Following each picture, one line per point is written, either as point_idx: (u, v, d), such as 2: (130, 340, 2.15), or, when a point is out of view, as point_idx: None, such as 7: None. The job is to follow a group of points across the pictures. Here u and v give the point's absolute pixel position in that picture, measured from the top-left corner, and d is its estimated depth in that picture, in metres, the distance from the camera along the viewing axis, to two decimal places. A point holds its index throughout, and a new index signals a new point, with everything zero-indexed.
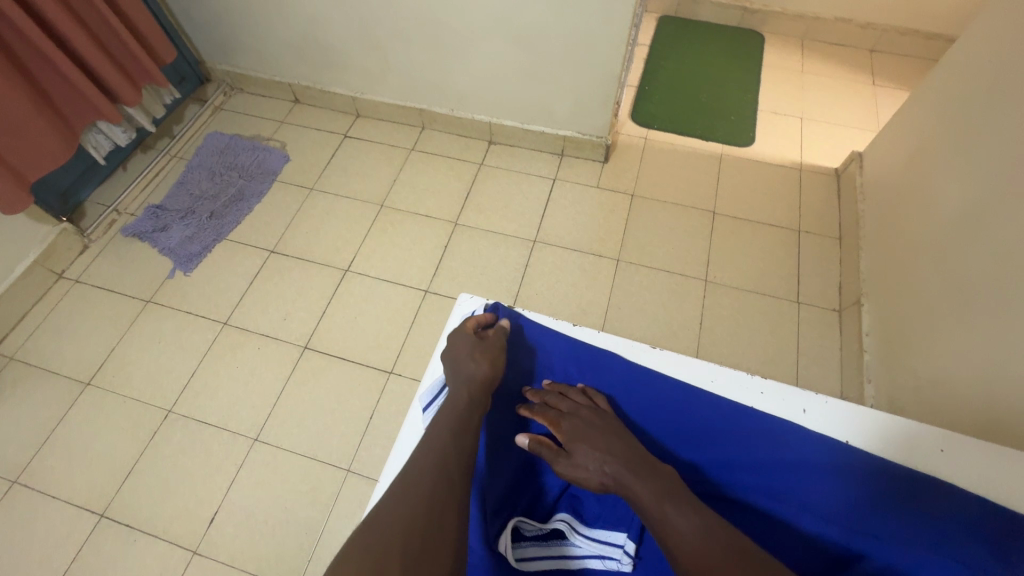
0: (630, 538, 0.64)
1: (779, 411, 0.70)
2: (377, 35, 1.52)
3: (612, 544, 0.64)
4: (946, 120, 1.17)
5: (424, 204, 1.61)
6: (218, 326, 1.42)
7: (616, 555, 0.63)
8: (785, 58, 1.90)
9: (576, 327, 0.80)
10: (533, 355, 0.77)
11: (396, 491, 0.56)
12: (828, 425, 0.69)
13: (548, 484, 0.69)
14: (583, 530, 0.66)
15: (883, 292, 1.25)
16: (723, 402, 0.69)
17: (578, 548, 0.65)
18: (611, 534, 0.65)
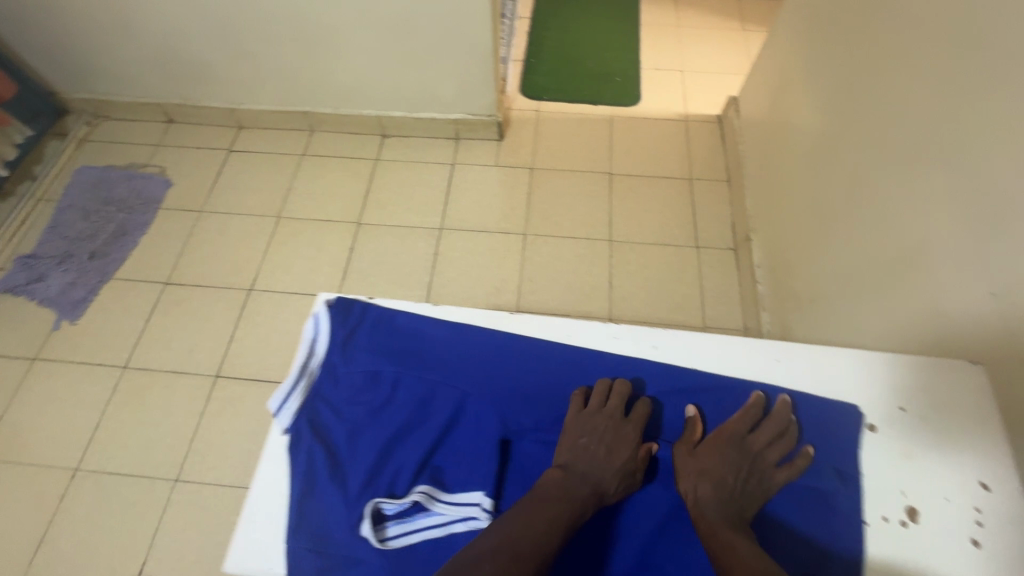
0: (487, 494, 0.60)
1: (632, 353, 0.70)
2: (240, 41, 1.44)
3: (471, 503, 0.60)
4: (798, 55, 1.23)
5: (323, 209, 1.56)
6: (118, 371, 1.33)
7: (476, 514, 0.60)
8: (661, 14, 1.96)
9: (436, 307, 0.74)
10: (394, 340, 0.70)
11: None
12: (675, 356, 0.69)
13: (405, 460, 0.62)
14: (443, 496, 0.61)
15: (767, 225, 1.33)
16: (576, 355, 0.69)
17: (439, 515, 0.60)
18: (469, 493, 0.61)
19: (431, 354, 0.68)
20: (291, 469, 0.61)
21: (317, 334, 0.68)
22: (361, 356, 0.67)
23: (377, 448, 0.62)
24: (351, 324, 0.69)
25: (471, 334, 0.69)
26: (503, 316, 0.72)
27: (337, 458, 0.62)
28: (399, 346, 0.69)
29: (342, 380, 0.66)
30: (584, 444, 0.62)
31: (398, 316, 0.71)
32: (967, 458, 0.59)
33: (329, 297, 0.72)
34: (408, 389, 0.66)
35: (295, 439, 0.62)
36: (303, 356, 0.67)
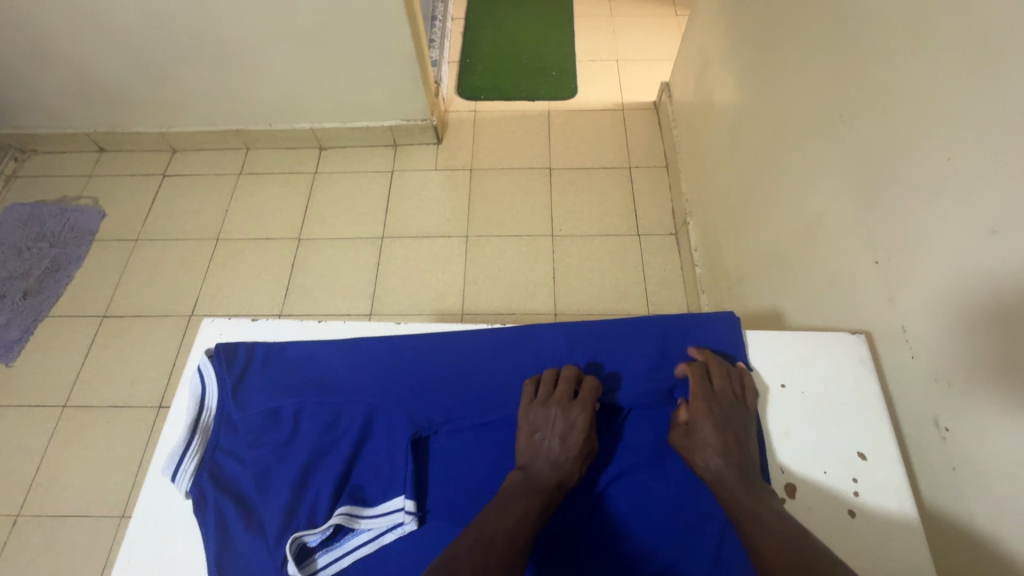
0: (408, 496, 0.54)
1: (528, 352, 0.65)
2: (157, 63, 1.41)
3: (394, 510, 0.54)
4: (715, 36, 1.24)
5: (262, 227, 1.54)
6: (58, 410, 1.30)
7: (402, 519, 0.54)
8: (595, 5, 1.96)
9: (321, 325, 0.66)
10: (285, 370, 0.61)
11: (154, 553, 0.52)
12: (570, 352, 0.65)
13: (320, 491, 0.54)
14: (365, 512, 0.54)
15: (700, 208, 1.33)
16: (471, 357, 0.63)
17: (366, 532, 0.54)
18: (389, 503, 0.55)
19: (334, 371, 0.61)
20: (199, 534, 0.51)
21: (202, 386, 0.59)
22: (255, 390, 0.59)
23: (289, 483, 0.53)
24: (232, 369, 0.60)
25: (369, 343, 0.63)
26: (396, 323, 0.67)
27: (250, 507, 0.53)
28: (294, 371, 0.61)
29: (240, 422, 0.57)
30: (537, 438, 0.58)
31: (280, 345, 0.63)
32: (855, 425, 0.59)
33: (209, 347, 0.63)
34: (313, 409, 0.58)
35: (199, 501, 0.52)
36: (190, 412, 0.57)
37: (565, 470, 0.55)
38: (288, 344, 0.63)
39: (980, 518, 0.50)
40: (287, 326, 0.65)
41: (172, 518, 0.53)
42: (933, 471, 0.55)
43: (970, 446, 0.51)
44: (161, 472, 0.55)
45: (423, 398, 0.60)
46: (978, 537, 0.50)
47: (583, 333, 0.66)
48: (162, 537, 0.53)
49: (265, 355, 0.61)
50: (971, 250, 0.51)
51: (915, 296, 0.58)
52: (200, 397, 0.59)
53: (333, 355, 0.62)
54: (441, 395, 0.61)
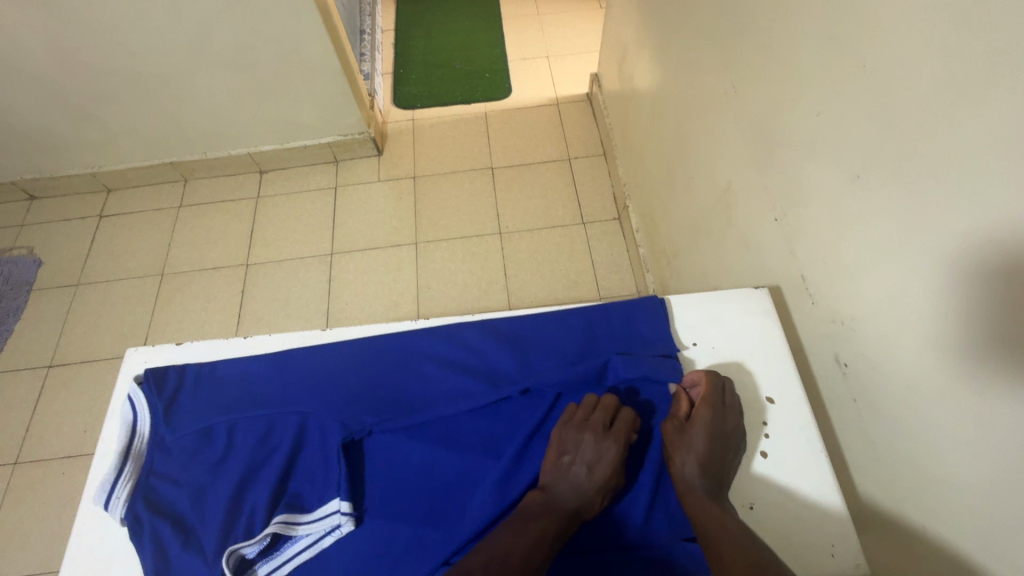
0: (343, 497, 0.55)
1: (457, 343, 0.66)
2: (77, 102, 1.37)
3: (330, 513, 0.55)
4: (629, 23, 1.28)
5: (209, 257, 1.52)
6: (9, 469, 1.25)
7: (338, 521, 0.55)
8: (521, 5, 2.00)
9: (249, 341, 0.66)
10: (215, 389, 0.61)
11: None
12: (498, 339, 0.67)
13: (258, 502, 0.54)
14: (302, 518, 0.55)
15: (636, 191, 1.37)
16: (401, 355, 0.65)
17: (304, 538, 0.55)
18: (325, 505, 0.56)
19: (266, 385, 0.62)
20: (137, 559, 0.51)
21: (132, 415, 0.59)
22: (187, 413, 0.59)
23: (225, 499, 0.53)
24: (161, 394, 0.59)
25: (298, 354, 0.64)
26: (323, 330, 0.68)
27: (189, 526, 0.53)
28: (224, 391, 0.61)
29: (173, 446, 0.57)
30: (567, 463, 0.58)
31: (209, 365, 0.63)
32: (769, 373, 0.62)
33: (137, 373, 0.63)
34: (247, 424, 0.59)
35: (135, 528, 0.52)
36: (120, 441, 0.57)
37: (588, 497, 0.55)
38: (217, 363, 0.63)
39: (880, 442, 0.54)
40: (215, 346, 0.66)
41: (108, 547, 0.53)
42: (840, 406, 0.59)
43: (865, 377, 0.55)
44: (94, 503, 0.55)
45: (354, 400, 0.61)
46: (881, 459, 0.54)
47: (506, 321, 0.68)
48: (96, 570, 0.52)
49: (194, 377, 0.61)
50: (844, 196, 0.56)
51: (808, 244, 0.62)
52: (132, 424, 0.58)
53: (263, 370, 0.62)
54: (372, 397, 0.62)
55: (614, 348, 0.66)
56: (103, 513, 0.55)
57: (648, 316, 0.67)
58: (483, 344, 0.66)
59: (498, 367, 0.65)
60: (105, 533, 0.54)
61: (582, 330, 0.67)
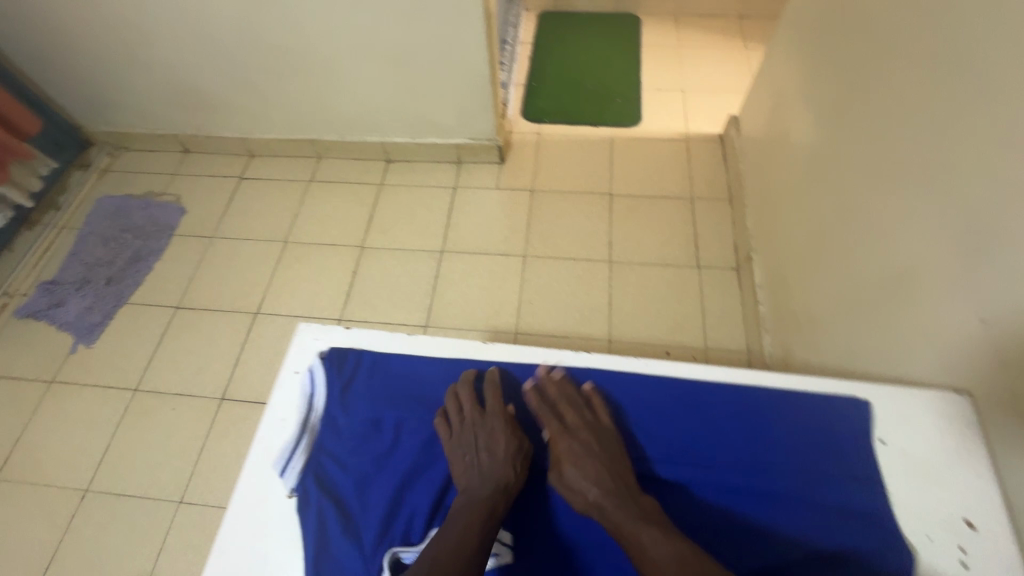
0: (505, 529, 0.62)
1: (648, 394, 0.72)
2: (246, 74, 1.49)
3: None
4: (794, 73, 1.22)
5: (328, 233, 1.60)
6: (129, 394, 1.37)
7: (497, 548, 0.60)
8: (662, 35, 1.98)
9: (416, 338, 0.75)
10: (394, 386, 0.71)
11: (252, 537, 0.60)
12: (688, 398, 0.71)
13: (419, 507, 0.62)
14: None
15: (766, 246, 1.31)
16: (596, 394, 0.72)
17: None
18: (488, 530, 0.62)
19: (431, 389, 0.71)
20: (300, 527, 0.59)
21: (309, 392, 0.69)
22: (360, 401, 0.69)
23: (388, 494, 0.62)
24: (347, 378, 0.70)
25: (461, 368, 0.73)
26: (476, 345, 0.75)
27: (349, 509, 0.61)
28: (392, 387, 0.70)
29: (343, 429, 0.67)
30: (467, 455, 0.65)
31: (385, 358, 0.72)
32: (939, 491, 0.63)
33: (315, 350, 0.72)
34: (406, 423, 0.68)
35: (305, 501, 0.61)
36: (301, 413, 0.66)
37: (497, 475, 0.63)
38: (390, 356, 0.72)
39: None
40: (383, 335, 0.74)
41: (270, 511, 0.61)
42: None
43: None
44: (271, 465, 0.64)
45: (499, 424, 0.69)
46: None
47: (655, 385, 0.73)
48: (262, 523, 0.61)
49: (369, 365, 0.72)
50: None
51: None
52: (310, 398, 0.68)
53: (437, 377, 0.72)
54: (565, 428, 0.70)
55: (763, 441, 0.68)
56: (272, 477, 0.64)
57: (809, 416, 0.69)
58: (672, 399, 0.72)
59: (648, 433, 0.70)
60: (271, 498, 0.62)
61: (731, 412, 0.70)
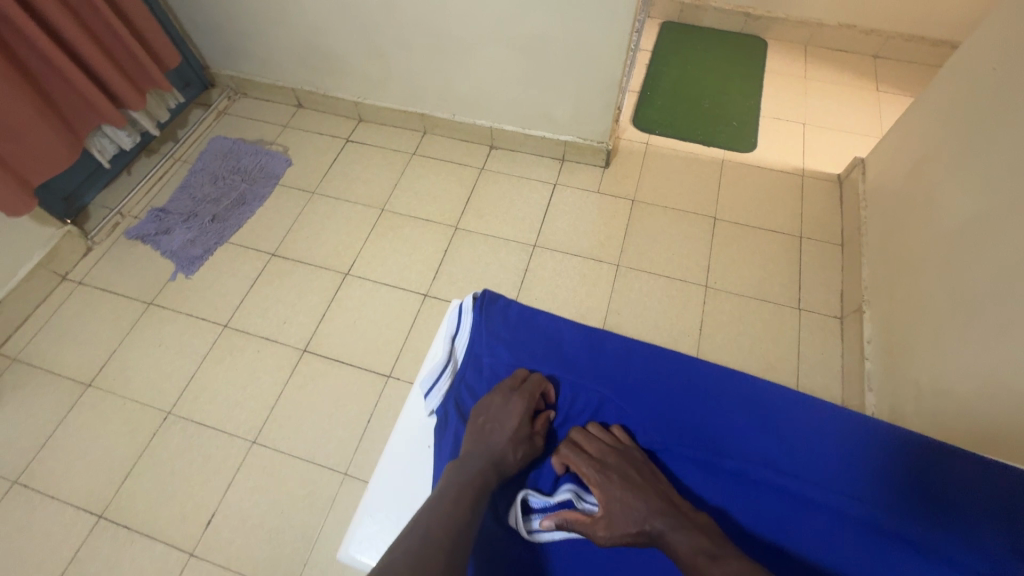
0: None
1: (784, 409, 0.73)
2: (377, 41, 1.52)
3: None
4: (951, 126, 1.15)
5: (425, 208, 1.61)
6: (218, 329, 1.42)
7: None
8: (788, 64, 1.90)
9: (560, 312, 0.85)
10: (535, 345, 0.80)
11: (400, 452, 0.74)
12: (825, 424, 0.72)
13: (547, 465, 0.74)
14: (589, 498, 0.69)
15: (884, 301, 1.24)
16: (736, 399, 0.75)
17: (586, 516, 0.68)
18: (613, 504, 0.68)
19: (569, 354, 0.80)
20: (437, 443, 0.73)
21: (455, 329, 0.82)
22: (501, 346, 0.80)
23: None
24: (492, 329, 0.81)
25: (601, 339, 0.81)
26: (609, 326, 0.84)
27: None
28: (533, 340, 0.81)
29: (484, 369, 0.80)
30: (488, 425, 0.70)
31: (530, 318, 0.83)
32: None
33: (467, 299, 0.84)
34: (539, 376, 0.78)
35: (443, 418, 0.75)
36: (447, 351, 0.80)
37: (502, 452, 0.68)
38: (536, 317, 0.83)
39: None
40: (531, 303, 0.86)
41: (416, 422, 0.76)
42: None
43: None
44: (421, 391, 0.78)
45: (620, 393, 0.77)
46: None
47: (766, 393, 0.75)
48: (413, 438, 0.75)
49: (515, 317, 0.83)
50: None
51: None
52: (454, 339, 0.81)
53: (577, 347, 0.80)
54: (693, 426, 0.73)
55: (863, 477, 0.68)
56: (419, 395, 0.79)
57: (926, 460, 0.67)
58: (805, 420, 0.72)
59: (737, 436, 0.72)
60: (418, 410, 0.78)
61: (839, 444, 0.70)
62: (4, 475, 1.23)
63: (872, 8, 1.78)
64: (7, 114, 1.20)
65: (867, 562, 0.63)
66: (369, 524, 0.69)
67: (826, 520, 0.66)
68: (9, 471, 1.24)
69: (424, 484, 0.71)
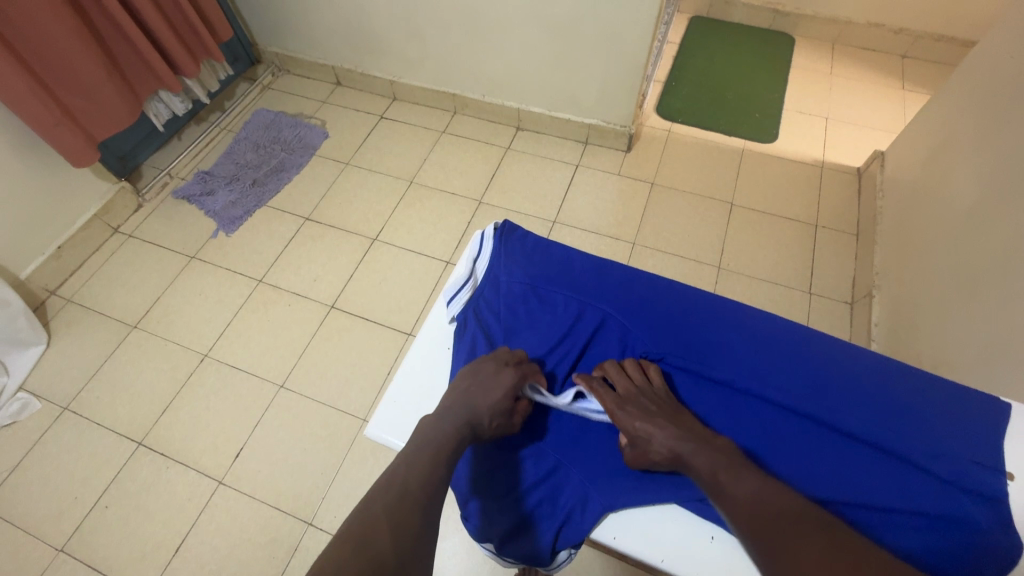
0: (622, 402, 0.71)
1: (775, 335, 0.73)
2: (415, 22, 1.60)
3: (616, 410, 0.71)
4: (968, 116, 1.17)
5: (452, 183, 1.69)
6: (254, 283, 1.52)
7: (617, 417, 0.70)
8: (814, 60, 1.93)
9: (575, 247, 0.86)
10: (548, 269, 0.81)
11: (421, 363, 0.80)
12: (812, 349, 0.70)
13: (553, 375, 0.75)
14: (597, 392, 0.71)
15: (894, 286, 1.26)
16: (732, 325, 0.74)
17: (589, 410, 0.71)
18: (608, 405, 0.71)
19: (581, 280, 0.80)
20: (455, 349, 0.76)
21: (478, 250, 0.84)
22: (519, 266, 0.81)
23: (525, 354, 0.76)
24: (508, 252, 0.82)
25: (617, 268, 0.82)
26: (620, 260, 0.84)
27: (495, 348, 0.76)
28: (550, 265, 0.81)
29: (501, 287, 0.80)
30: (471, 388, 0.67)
31: (543, 247, 0.83)
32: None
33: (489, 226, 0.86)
34: (551, 293, 0.78)
35: (462, 324, 0.78)
36: (468, 269, 0.82)
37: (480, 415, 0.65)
38: (551, 246, 0.84)
39: None
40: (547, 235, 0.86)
41: (437, 332, 0.82)
42: None
43: None
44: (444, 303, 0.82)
45: (634, 318, 0.76)
46: None
47: (760, 321, 0.74)
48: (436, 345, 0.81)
49: (532, 245, 0.84)
50: None
51: None
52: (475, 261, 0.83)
53: (587, 274, 0.80)
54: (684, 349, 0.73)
55: (846, 395, 0.66)
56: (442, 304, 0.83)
57: (905, 382, 0.67)
58: (795, 345, 0.71)
59: (727, 356, 0.71)
60: (442, 317, 0.83)
61: (826, 366, 0.69)
62: (56, 402, 1.34)
63: (902, 7, 1.79)
64: (79, 72, 1.32)
65: (838, 470, 0.63)
66: (392, 408, 0.76)
67: (823, 438, 0.64)
68: (60, 398, 1.35)
69: (444, 380, 0.77)
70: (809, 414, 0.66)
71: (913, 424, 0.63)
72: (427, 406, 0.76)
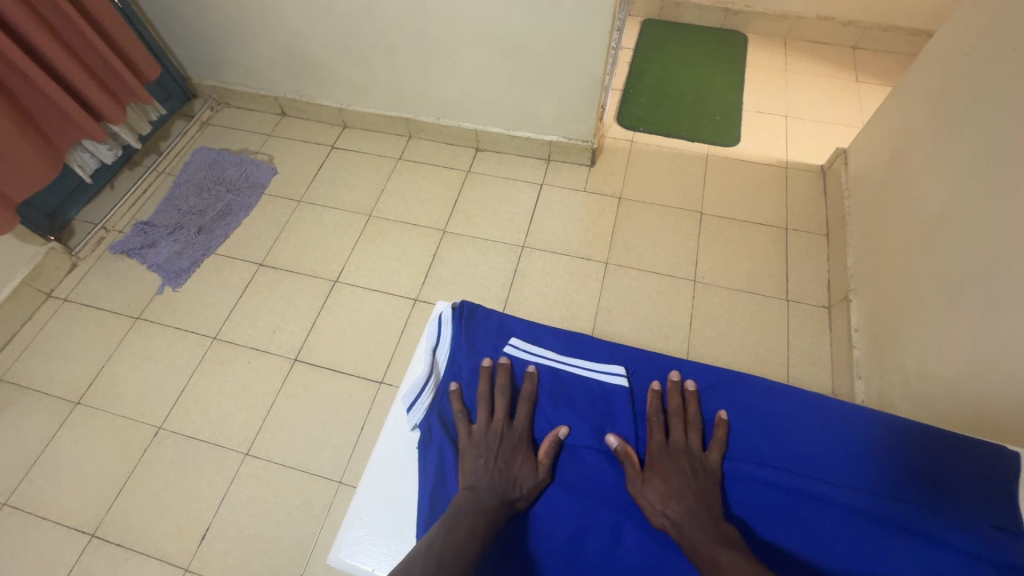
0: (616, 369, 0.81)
1: (783, 411, 0.75)
2: (359, 47, 1.51)
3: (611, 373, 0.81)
4: (928, 116, 1.17)
5: (413, 213, 1.61)
6: (207, 341, 1.41)
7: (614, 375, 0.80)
8: (769, 58, 1.92)
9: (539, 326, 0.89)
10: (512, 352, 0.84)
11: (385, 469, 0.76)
12: (819, 426, 0.73)
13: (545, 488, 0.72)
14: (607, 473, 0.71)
15: (869, 289, 1.25)
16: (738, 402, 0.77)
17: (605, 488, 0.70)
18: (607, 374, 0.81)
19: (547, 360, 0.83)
20: (422, 464, 0.74)
21: (437, 335, 0.86)
22: (480, 357, 0.84)
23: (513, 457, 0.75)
24: (466, 337, 0.86)
25: (590, 346, 0.85)
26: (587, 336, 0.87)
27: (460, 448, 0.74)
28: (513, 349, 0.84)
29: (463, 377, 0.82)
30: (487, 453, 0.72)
31: (503, 326, 0.88)
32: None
33: (446, 305, 0.89)
34: (519, 379, 0.82)
35: (424, 431, 0.77)
36: (427, 359, 0.83)
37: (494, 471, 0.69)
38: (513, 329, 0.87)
39: None
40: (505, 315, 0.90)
41: (400, 436, 0.79)
42: None
43: None
44: (402, 402, 0.81)
45: (602, 405, 0.78)
46: None
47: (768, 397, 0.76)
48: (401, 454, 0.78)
49: (494, 324, 0.88)
50: None
51: None
52: (433, 350, 0.85)
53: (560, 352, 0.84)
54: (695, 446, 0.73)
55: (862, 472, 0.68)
56: (401, 408, 0.81)
57: (920, 448, 0.69)
58: (806, 422, 0.73)
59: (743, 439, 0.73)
60: (403, 422, 0.81)
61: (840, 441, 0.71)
62: None
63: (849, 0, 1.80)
64: None
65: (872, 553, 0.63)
66: (356, 532, 0.72)
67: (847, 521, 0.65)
68: None
69: (408, 491, 0.74)
70: (819, 496, 0.67)
71: (904, 488, 0.67)
72: (392, 522, 0.72)
